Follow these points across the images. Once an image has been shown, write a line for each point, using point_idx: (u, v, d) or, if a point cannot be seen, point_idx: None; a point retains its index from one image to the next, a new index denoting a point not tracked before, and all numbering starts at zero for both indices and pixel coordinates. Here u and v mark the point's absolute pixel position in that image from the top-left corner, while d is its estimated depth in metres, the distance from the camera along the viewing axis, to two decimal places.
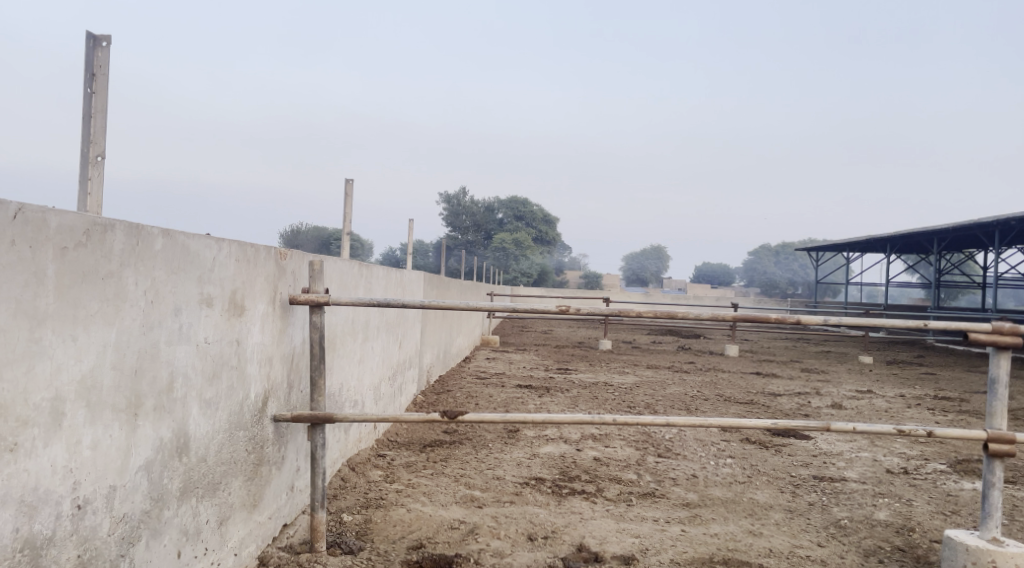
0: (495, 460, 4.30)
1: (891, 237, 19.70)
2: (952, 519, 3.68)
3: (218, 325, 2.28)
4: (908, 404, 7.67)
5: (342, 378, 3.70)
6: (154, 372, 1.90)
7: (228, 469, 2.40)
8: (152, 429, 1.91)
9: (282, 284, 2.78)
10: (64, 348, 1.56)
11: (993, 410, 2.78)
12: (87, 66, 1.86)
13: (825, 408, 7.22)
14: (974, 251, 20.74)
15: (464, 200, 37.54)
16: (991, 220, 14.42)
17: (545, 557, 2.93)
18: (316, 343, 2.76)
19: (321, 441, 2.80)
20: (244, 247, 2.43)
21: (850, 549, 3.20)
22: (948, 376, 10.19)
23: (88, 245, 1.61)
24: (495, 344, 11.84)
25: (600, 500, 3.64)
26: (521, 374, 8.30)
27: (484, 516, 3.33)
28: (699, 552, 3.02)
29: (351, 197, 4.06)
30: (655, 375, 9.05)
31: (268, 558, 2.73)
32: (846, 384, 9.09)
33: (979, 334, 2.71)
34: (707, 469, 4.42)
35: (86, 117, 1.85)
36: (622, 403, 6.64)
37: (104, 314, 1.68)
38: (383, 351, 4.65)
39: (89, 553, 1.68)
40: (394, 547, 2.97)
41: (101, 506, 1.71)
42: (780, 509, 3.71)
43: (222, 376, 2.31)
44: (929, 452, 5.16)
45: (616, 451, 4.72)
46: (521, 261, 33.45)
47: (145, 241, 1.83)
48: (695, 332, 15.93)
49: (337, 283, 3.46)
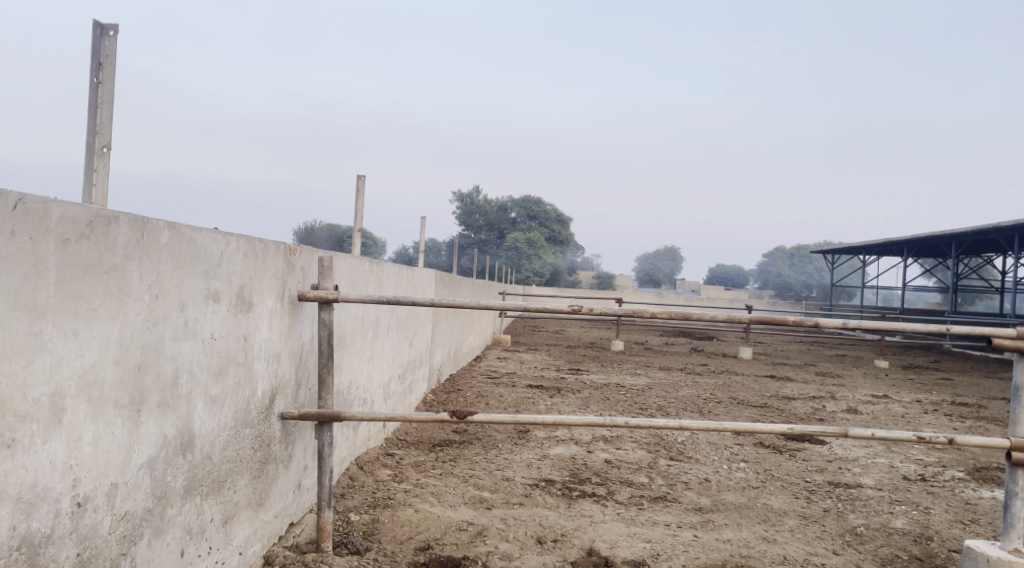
0: (505, 460, 4.27)
1: (909, 242, 19.54)
2: (971, 528, 3.60)
3: (225, 321, 2.24)
4: (924, 409, 7.57)
5: (351, 376, 3.67)
6: (159, 368, 1.87)
7: (233, 467, 2.36)
8: (156, 426, 1.88)
9: (291, 280, 2.75)
10: (66, 342, 1.53)
11: (1017, 418, 2.70)
12: (94, 55, 1.82)
13: (839, 412, 7.13)
14: (991, 255, 20.47)
15: (477, 199, 37.59)
16: (1011, 225, 14.27)
17: (554, 560, 2.88)
18: (325, 339, 2.72)
19: (328, 440, 2.76)
20: (252, 242, 2.40)
21: (866, 557, 3.14)
22: (965, 381, 10.07)
23: (91, 237, 1.58)
24: (507, 343, 11.86)
25: (611, 503, 3.58)
26: (532, 374, 8.27)
27: (492, 518, 3.29)
28: (712, 559, 2.97)
29: (362, 193, 4.02)
30: (668, 377, 8.97)
31: (273, 557, 2.70)
32: (861, 389, 8.99)
33: (1003, 339, 2.66)
34: (721, 474, 4.36)
35: (92, 107, 1.81)
36: (634, 404, 6.59)
37: (107, 308, 1.64)
38: (393, 349, 4.62)
39: (89, 552, 1.65)
40: (401, 548, 2.93)
41: (101, 504, 1.68)
42: (794, 515, 3.64)
43: (228, 373, 2.27)
44: (947, 459, 5.07)
45: (627, 453, 4.67)
46: (534, 261, 33.19)
47: (150, 234, 1.80)
48: (708, 334, 15.85)
49: (346, 280, 3.42)
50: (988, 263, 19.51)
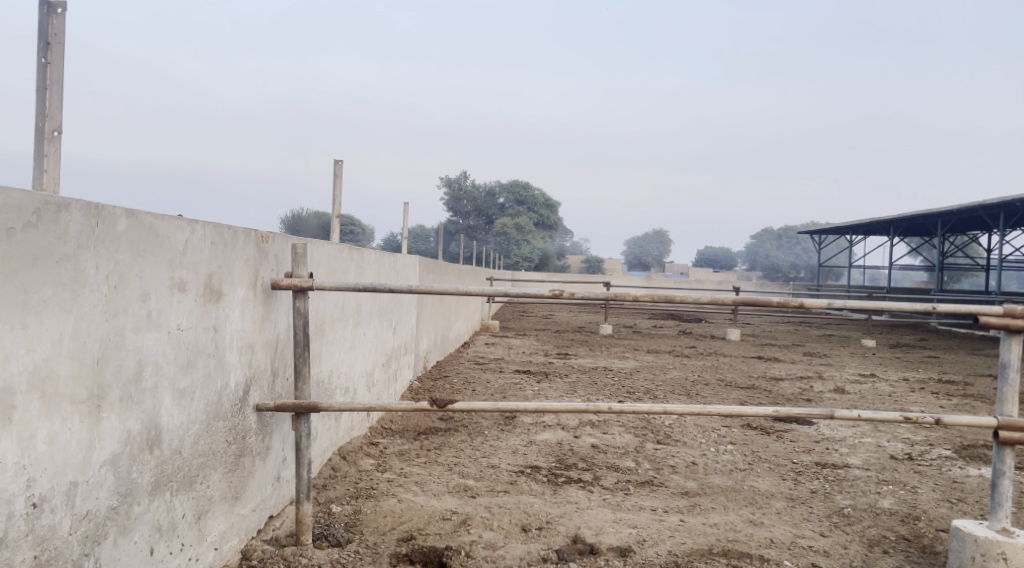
0: (490, 447, 4.23)
1: (895, 221, 19.61)
2: (959, 507, 3.57)
3: (192, 312, 2.17)
4: (911, 388, 7.58)
5: (331, 366, 3.60)
6: (119, 361, 1.80)
7: (206, 462, 2.30)
8: (119, 421, 1.81)
9: (263, 268, 2.67)
10: (12, 336, 1.47)
11: (1004, 396, 2.68)
12: (41, 34, 1.71)
13: (827, 392, 7.13)
14: (977, 232, 20.52)
15: (464, 184, 37.36)
16: (996, 203, 14.34)
17: (539, 549, 2.84)
18: (299, 329, 2.65)
19: (306, 431, 2.69)
20: (220, 230, 2.33)
21: (854, 539, 3.10)
22: (952, 359, 10.10)
23: (38, 226, 1.53)
24: (495, 329, 11.88)
25: (597, 489, 3.54)
26: (520, 360, 8.22)
27: (477, 506, 3.24)
28: (698, 543, 2.93)
29: (339, 177, 3.93)
30: (656, 361, 8.93)
31: (251, 551, 2.63)
32: (848, 368, 8.98)
33: (990, 317, 2.61)
34: (708, 456, 4.32)
35: (41, 89, 1.71)
36: (622, 388, 6.55)
37: (59, 300, 1.58)
38: (375, 337, 4.55)
39: (47, 554, 1.59)
40: (384, 539, 2.88)
41: (59, 504, 1.62)
42: (782, 497, 3.61)
43: (197, 365, 2.20)
44: (934, 438, 5.07)
45: (614, 438, 4.63)
46: (522, 246, 32.98)
47: (107, 222, 1.73)
48: (697, 316, 15.86)
49: (323, 267, 3.35)
50: (974, 241, 19.56)
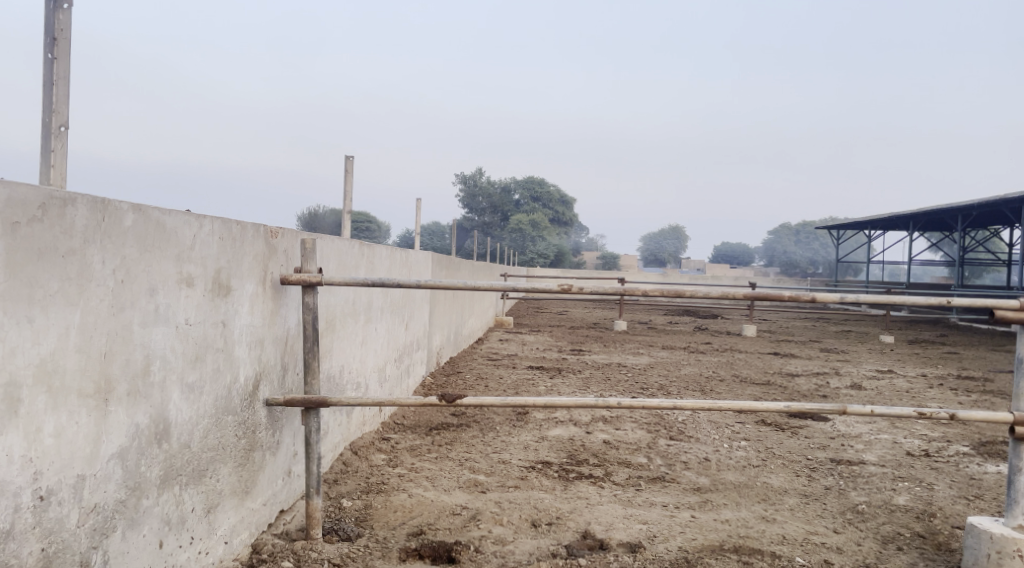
0: (502, 442, 4.22)
1: (915, 216, 19.41)
2: (975, 504, 3.53)
3: (201, 306, 2.18)
4: (929, 384, 7.50)
5: (342, 361, 3.61)
6: (127, 356, 1.80)
7: (215, 456, 2.31)
8: (127, 415, 1.82)
9: (272, 264, 2.68)
10: (19, 331, 1.48)
11: (1020, 392, 2.63)
12: (48, 29, 1.72)
13: (843, 388, 7.07)
14: (999, 228, 20.26)
15: (480, 181, 37.35)
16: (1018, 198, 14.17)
17: (548, 544, 2.83)
18: (308, 324, 2.65)
19: (315, 426, 2.69)
20: (228, 225, 2.33)
21: (868, 535, 3.07)
22: (972, 355, 9.99)
23: (44, 220, 1.54)
24: (509, 325, 11.90)
25: (609, 484, 3.53)
26: (534, 356, 8.21)
27: (486, 502, 3.23)
28: (709, 539, 2.91)
29: (351, 173, 3.93)
30: (671, 357, 8.89)
31: (262, 545, 2.64)
32: (866, 364, 8.90)
33: (1006, 312, 2.57)
34: (721, 452, 4.29)
35: (48, 85, 1.72)
36: (635, 385, 6.52)
37: (65, 294, 1.59)
38: (387, 334, 4.55)
39: (53, 548, 1.60)
40: (394, 534, 2.88)
41: (67, 497, 1.63)
42: (795, 493, 3.58)
43: (206, 359, 2.21)
44: (951, 434, 5.01)
45: (627, 434, 4.61)
46: (538, 243, 32.92)
47: (113, 217, 1.74)
48: (713, 312, 15.77)
49: (333, 263, 3.36)
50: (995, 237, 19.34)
